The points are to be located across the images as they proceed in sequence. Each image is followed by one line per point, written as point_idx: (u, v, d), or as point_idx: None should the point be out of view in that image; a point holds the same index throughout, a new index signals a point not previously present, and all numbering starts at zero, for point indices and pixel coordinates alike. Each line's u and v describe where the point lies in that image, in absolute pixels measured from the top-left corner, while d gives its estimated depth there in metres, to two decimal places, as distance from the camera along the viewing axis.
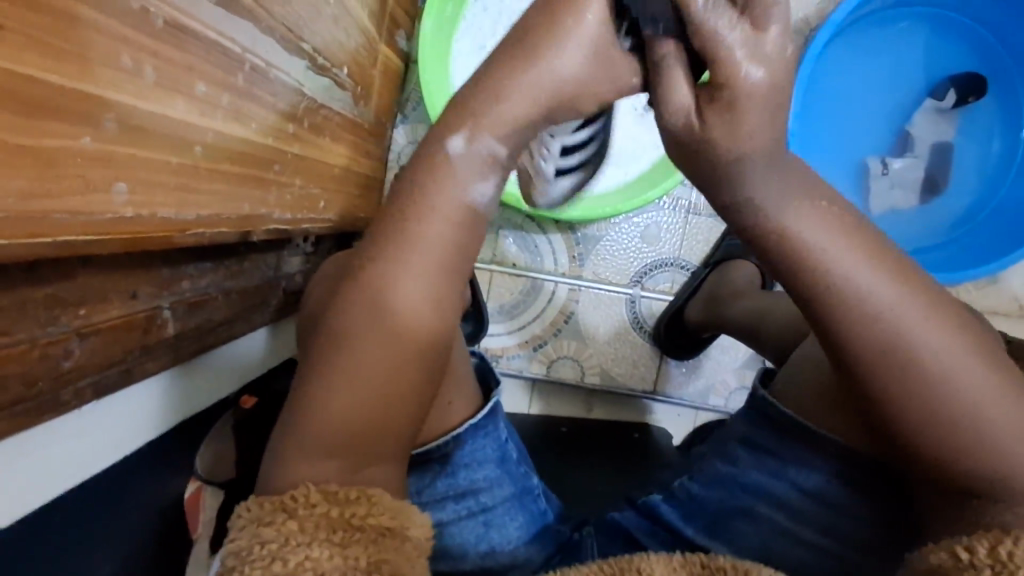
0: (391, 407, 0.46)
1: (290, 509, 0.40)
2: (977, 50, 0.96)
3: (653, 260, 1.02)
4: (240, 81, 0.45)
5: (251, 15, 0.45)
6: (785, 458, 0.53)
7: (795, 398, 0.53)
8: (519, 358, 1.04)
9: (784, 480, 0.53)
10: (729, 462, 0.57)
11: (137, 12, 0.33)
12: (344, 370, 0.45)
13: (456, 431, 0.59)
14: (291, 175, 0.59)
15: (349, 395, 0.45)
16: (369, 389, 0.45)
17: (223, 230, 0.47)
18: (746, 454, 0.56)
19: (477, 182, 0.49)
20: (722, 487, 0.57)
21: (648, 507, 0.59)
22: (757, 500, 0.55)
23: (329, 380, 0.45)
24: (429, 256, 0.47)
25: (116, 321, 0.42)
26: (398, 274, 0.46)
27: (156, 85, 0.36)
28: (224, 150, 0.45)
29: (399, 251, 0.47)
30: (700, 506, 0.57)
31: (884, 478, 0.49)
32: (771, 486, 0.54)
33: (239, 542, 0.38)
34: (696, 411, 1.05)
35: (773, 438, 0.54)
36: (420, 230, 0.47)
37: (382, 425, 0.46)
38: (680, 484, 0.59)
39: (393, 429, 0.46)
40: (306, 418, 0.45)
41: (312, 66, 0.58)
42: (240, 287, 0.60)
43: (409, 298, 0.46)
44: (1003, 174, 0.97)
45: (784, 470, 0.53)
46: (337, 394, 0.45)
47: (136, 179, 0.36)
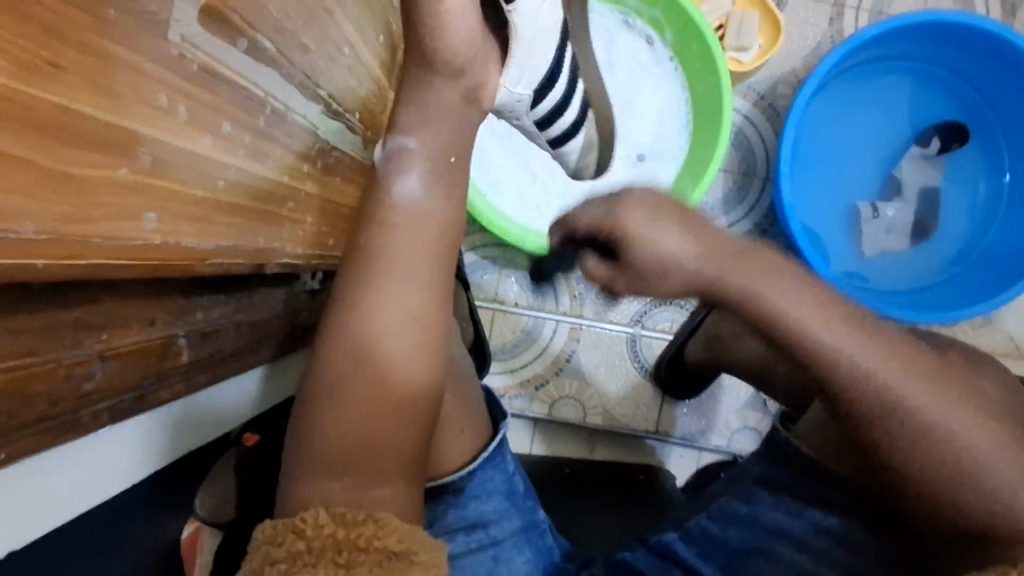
0: (384, 424, 0.53)
1: (299, 530, 0.46)
2: (959, 100, 1.01)
3: (652, 299, 1.04)
4: (261, 122, 0.49)
5: (273, 63, 0.48)
6: (803, 499, 0.59)
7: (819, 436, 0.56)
8: (521, 398, 1.05)
9: (801, 519, 0.59)
10: (745, 500, 0.62)
11: (174, 57, 0.36)
12: (339, 395, 0.53)
13: (470, 465, 0.62)
14: (304, 213, 0.62)
15: (348, 419, 0.52)
16: (362, 414, 0.53)
17: (240, 259, 0.50)
18: (766, 495, 0.61)
19: (402, 178, 0.56)
20: (745, 528, 0.61)
21: (663, 546, 0.63)
22: (781, 541, 0.59)
23: (328, 409, 0.53)
24: (394, 273, 0.55)
25: (134, 347, 0.43)
26: (370, 295, 0.54)
27: (186, 123, 0.39)
28: (244, 185, 0.48)
29: (369, 276, 0.54)
30: (719, 545, 0.61)
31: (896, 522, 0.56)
32: (790, 526, 0.59)
33: (248, 567, 0.44)
34: (699, 450, 1.05)
35: (795, 479, 0.60)
36: (383, 248, 0.55)
37: (379, 442, 0.52)
38: (696, 524, 0.63)
39: (392, 449, 0.53)
40: (313, 445, 0.52)
41: (326, 111, 0.62)
42: (250, 319, 0.62)
43: (382, 313, 0.54)
44: (991, 216, 1.00)
45: (804, 509, 0.59)
46: (336, 420, 0.52)
47: (165, 208, 0.39)
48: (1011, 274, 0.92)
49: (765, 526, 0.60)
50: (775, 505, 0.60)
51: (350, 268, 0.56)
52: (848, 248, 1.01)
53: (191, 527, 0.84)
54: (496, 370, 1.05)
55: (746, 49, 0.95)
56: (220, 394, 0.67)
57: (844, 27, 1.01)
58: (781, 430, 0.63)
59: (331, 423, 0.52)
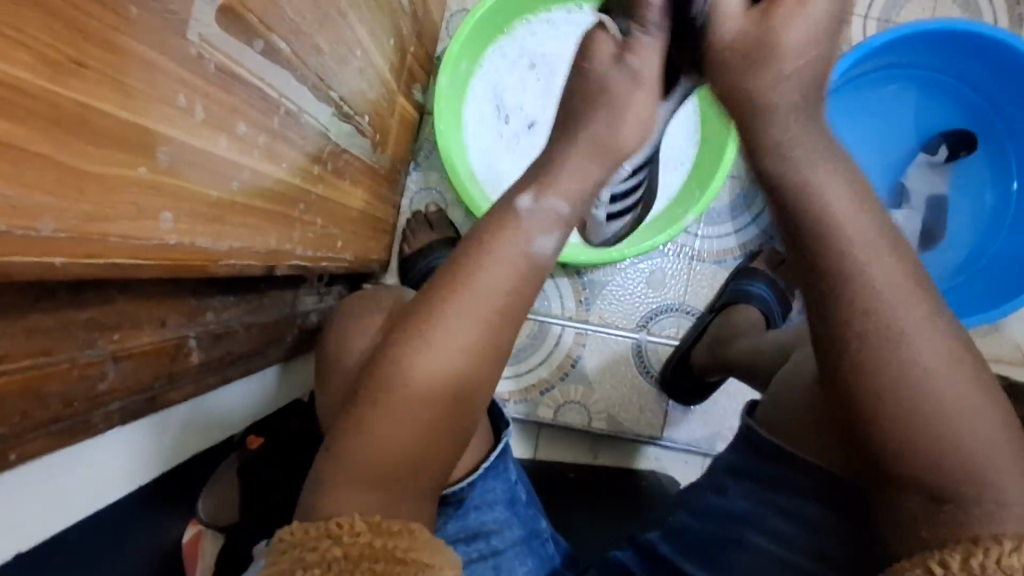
0: (427, 445, 0.52)
1: (335, 536, 0.46)
2: (966, 109, 1.01)
3: (658, 305, 1.04)
4: (275, 123, 0.48)
5: (288, 64, 0.48)
6: (773, 488, 0.57)
7: (800, 432, 0.55)
8: (526, 403, 1.04)
9: (768, 506, 0.57)
10: (719, 492, 0.60)
11: (194, 57, 0.36)
12: (388, 410, 0.50)
13: (471, 477, 0.60)
14: (314, 215, 0.62)
15: (392, 434, 0.50)
16: (408, 429, 0.51)
17: (252, 261, 0.49)
18: (735, 485, 0.59)
19: (542, 235, 0.54)
20: (717, 520, 0.59)
21: (648, 546, 0.62)
22: (753, 530, 0.57)
23: (375, 414, 0.50)
24: (473, 299, 0.52)
25: (147, 347, 0.43)
26: (443, 314, 0.51)
27: (204, 123, 0.39)
28: (258, 187, 0.48)
29: (444, 293, 0.52)
30: (694, 538, 0.60)
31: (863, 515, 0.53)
32: (759, 515, 0.57)
33: (283, 565, 0.45)
34: (704, 458, 1.04)
35: (761, 469, 0.58)
36: (470, 270, 0.52)
37: (417, 460, 0.51)
38: (678, 520, 0.62)
39: (426, 468, 0.52)
40: (353, 445, 0.50)
41: (337, 113, 0.62)
42: (260, 320, 0.61)
43: (451, 335, 0.51)
44: (999, 224, 1.00)
45: (772, 497, 0.57)
46: (381, 427, 0.50)
47: (182, 208, 0.38)
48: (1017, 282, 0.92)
49: (736, 517, 0.58)
50: (744, 493, 0.58)
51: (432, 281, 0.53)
52: None
53: (192, 531, 0.83)
54: (501, 375, 1.04)
55: None
56: (229, 394, 0.67)
57: (852, 35, 1.01)
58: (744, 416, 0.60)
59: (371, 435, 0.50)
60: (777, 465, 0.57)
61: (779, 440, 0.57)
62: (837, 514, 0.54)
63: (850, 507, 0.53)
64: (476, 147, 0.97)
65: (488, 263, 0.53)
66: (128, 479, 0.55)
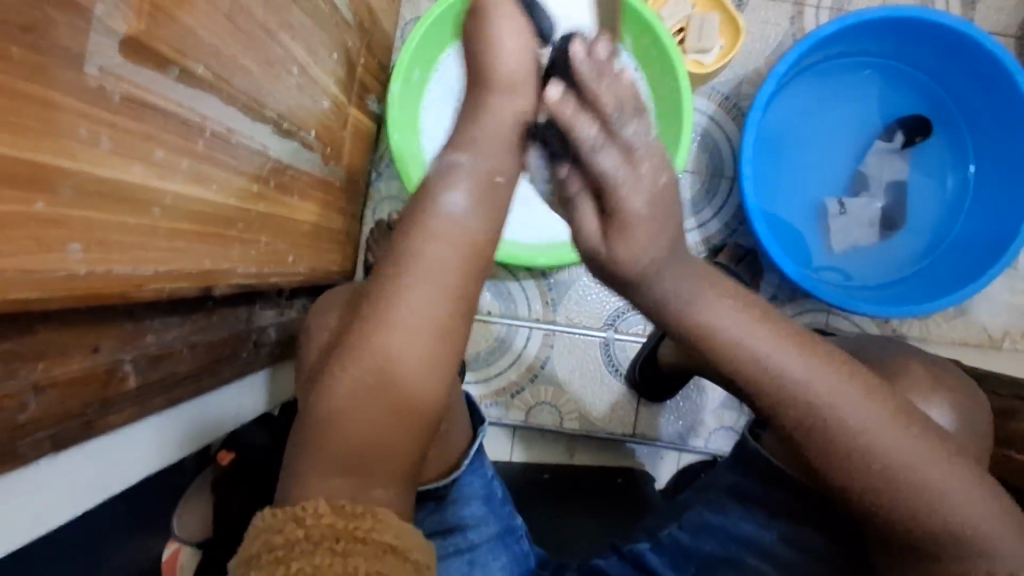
0: (392, 435, 0.48)
1: (298, 518, 0.43)
2: (922, 95, 1.02)
3: (625, 303, 1.05)
4: (200, 145, 0.49)
5: (211, 88, 0.49)
6: (769, 508, 0.58)
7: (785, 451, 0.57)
8: (498, 406, 1.05)
9: (753, 521, 0.59)
10: (719, 512, 0.61)
11: (95, 90, 0.37)
12: (349, 397, 0.48)
13: (455, 473, 0.60)
14: (256, 233, 0.62)
15: (357, 424, 0.48)
16: (370, 415, 0.48)
17: (183, 283, 0.50)
18: (735, 505, 0.60)
19: (460, 202, 0.52)
20: (716, 538, 0.60)
21: (636, 555, 0.62)
22: (746, 550, 0.59)
23: (341, 402, 0.48)
24: (436, 275, 0.50)
25: (74, 374, 0.44)
26: (406, 289, 0.49)
27: (112, 153, 0.39)
28: (184, 210, 0.49)
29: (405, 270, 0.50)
30: (688, 555, 0.60)
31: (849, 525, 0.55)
32: (758, 535, 0.58)
33: (249, 550, 0.43)
34: (680, 452, 1.05)
35: (758, 484, 0.59)
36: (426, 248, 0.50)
37: (384, 450, 0.48)
38: (669, 533, 0.63)
39: (391, 455, 0.48)
40: (321, 434, 0.48)
41: (277, 130, 0.63)
42: (208, 339, 0.62)
43: (410, 315, 0.49)
44: (960, 206, 1.00)
45: (774, 521, 0.58)
46: (345, 413, 0.48)
47: (92, 238, 0.39)
48: (979, 264, 0.92)
49: (733, 536, 0.59)
50: (746, 516, 0.59)
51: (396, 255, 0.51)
52: (817, 244, 1.02)
53: (170, 548, 0.84)
54: (472, 380, 1.05)
55: (707, 51, 0.94)
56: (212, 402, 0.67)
57: (805, 25, 1.02)
58: (751, 438, 0.61)
59: (334, 425, 0.48)
60: (768, 485, 0.58)
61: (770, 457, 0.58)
62: (827, 536, 0.56)
63: (818, 514, 0.57)
64: (433, 151, 0.97)
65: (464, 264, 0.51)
66: (111, 488, 0.53)
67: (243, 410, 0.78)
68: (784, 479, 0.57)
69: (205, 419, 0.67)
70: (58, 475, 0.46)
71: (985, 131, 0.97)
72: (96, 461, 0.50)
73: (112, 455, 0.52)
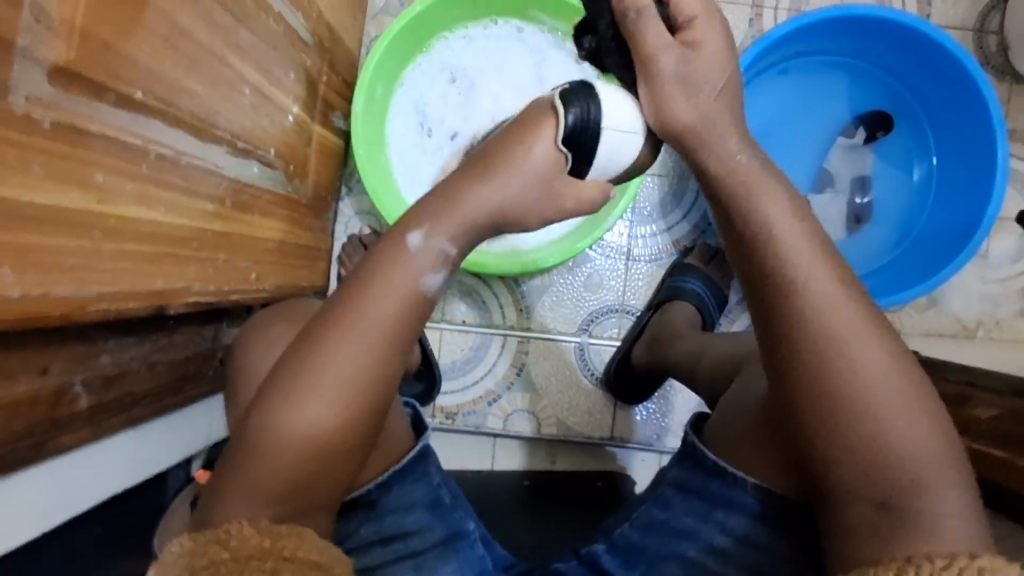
0: (341, 451, 0.50)
1: (222, 541, 0.44)
2: (882, 91, 1.03)
3: (598, 307, 1.05)
4: (144, 168, 0.50)
5: (153, 111, 0.50)
6: (711, 502, 0.58)
7: (735, 446, 0.57)
8: (475, 414, 1.06)
9: (711, 523, 0.58)
10: (662, 506, 0.61)
11: (23, 118, 0.38)
12: (285, 413, 0.49)
13: (381, 478, 0.60)
14: (213, 251, 0.63)
15: (306, 428, 0.49)
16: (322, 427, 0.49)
17: (132, 303, 0.51)
18: (677, 498, 0.60)
19: (431, 245, 0.53)
20: (659, 535, 0.60)
21: (591, 558, 0.64)
22: (691, 545, 0.58)
23: (295, 416, 0.49)
24: (391, 297, 0.51)
25: (21, 396, 0.45)
26: (369, 309, 0.50)
27: (46, 178, 0.40)
28: (130, 232, 0.50)
29: (365, 293, 0.51)
30: (638, 553, 0.61)
31: (803, 516, 0.54)
32: (700, 530, 0.58)
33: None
34: (659, 454, 1.05)
35: (698, 477, 0.59)
36: (385, 270, 0.52)
37: (332, 464, 0.50)
38: (621, 533, 0.64)
39: (337, 467, 0.51)
40: (269, 442, 0.49)
41: (231, 150, 0.64)
42: (168, 358, 0.63)
43: (369, 334, 0.50)
44: (924, 200, 1.02)
45: (711, 511, 0.58)
46: (293, 425, 0.49)
47: (26, 262, 0.40)
48: (944, 254, 0.93)
49: (676, 531, 0.59)
50: (688, 509, 0.59)
51: (348, 271, 0.52)
52: None
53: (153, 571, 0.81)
54: (448, 389, 1.06)
55: None
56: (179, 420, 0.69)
57: (764, 26, 1.03)
58: (692, 433, 0.62)
59: (269, 446, 0.49)
60: (710, 478, 0.58)
61: (718, 455, 0.58)
62: (776, 531, 0.55)
63: (775, 518, 0.55)
64: (401, 164, 0.98)
65: (409, 271, 0.52)
66: (68, 510, 0.53)
67: (207, 438, 0.78)
68: (722, 472, 0.57)
69: (172, 439, 0.68)
70: (10, 496, 0.46)
71: (943, 125, 0.98)
72: (58, 481, 0.51)
73: (71, 475, 0.52)
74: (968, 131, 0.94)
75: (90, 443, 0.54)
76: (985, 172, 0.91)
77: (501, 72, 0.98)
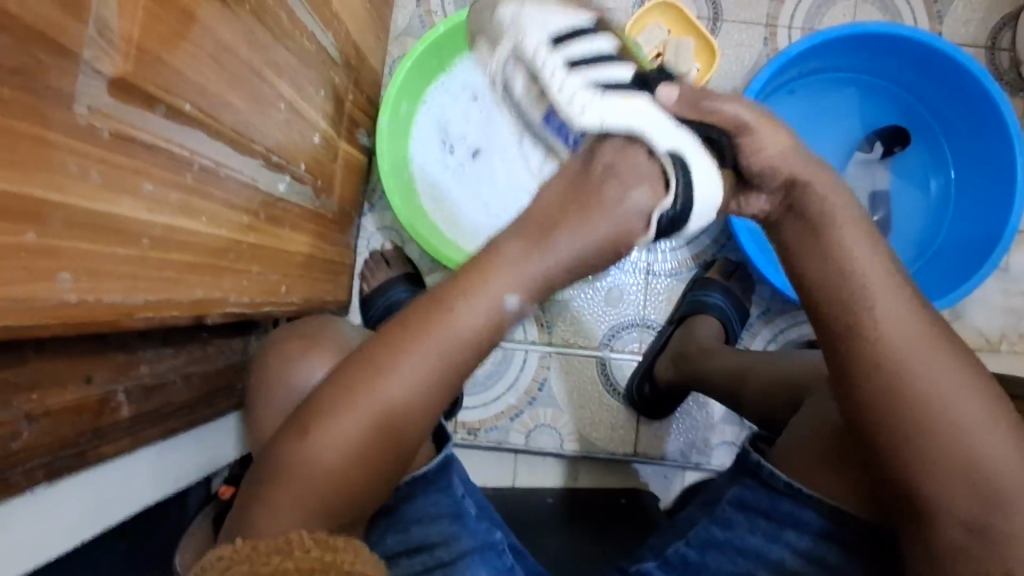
0: (376, 471, 0.52)
1: (285, 550, 0.44)
2: (897, 106, 1.04)
3: (619, 322, 1.05)
4: (189, 179, 0.51)
5: (198, 123, 0.51)
6: (779, 521, 0.57)
7: (796, 460, 0.57)
8: (497, 430, 1.05)
9: (779, 542, 0.57)
10: (723, 526, 0.61)
11: (82, 126, 0.39)
12: (339, 418, 0.51)
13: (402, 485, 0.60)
14: (248, 263, 0.64)
15: (341, 447, 0.51)
16: (354, 447, 0.51)
17: (174, 312, 0.52)
18: (737, 516, 0.60)
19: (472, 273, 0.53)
20: (722, 554, 0.60)
21: (642, 574, 0.64)
22: (757, 564, 0.58)
23: (333, 433, 0.51)
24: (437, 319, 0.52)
25: (68, 403, 0.45)
26: (410, 334, 0.52)
27: (101, 185, 0.41)
28: (174, 241, 0.50)
29: (426, 314, 0.53)
30: (693, 570, 0.61)
31: (881, 542, 0.54)
32: (768, 549, 0.58)
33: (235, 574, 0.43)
34: (684, 471, 1.04)
35: (763, 500, 0.58)
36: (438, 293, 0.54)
37: (367, 479, 0.52)
38: (676, 550, 0.63)
39: (368, 484, 0.52)
40: (307, 457, 0.51)
41: (265, 164, 0.65)
42: (202, 369, 0.63)
43: (407, 368, 0.52)
44: (944, 211, 1.02)
45: (781, 532, 0.57)
46: (331, 445, 0.51)
47: (81, 267, 0.41)
48: (968, 265, 0.93)
49: (740, 550, 0.59)
50: (751, 530, 0.59)
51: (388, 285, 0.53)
52: None
53: None
54: (470, 405, 1.05)
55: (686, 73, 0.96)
56: (206, 435, 0.69)
57: (778, 45, 1.04)
58: (752, 449, 0.61)
59: (323, 445, 0.51)
60: (779, 497, 0.57)
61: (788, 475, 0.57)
62: (846, 551, 0.55)
63: (849, 535, 0.55)
64: (423, 180, 1.00)
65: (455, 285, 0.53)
66: (103, 521, 0.53)
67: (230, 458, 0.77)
68: (791, 490, 0.56)
69: (200, 455, 0.68)
70: (56, 503, 0.46)
71: (961, 138, 0.99)
72: (95, 493, 0.51)
73: (108, 486, 0.52)
74: (988, 143, 0.94)
75: (128, 454, 0.54)
76: (1006, 182, 0.91)
77: None
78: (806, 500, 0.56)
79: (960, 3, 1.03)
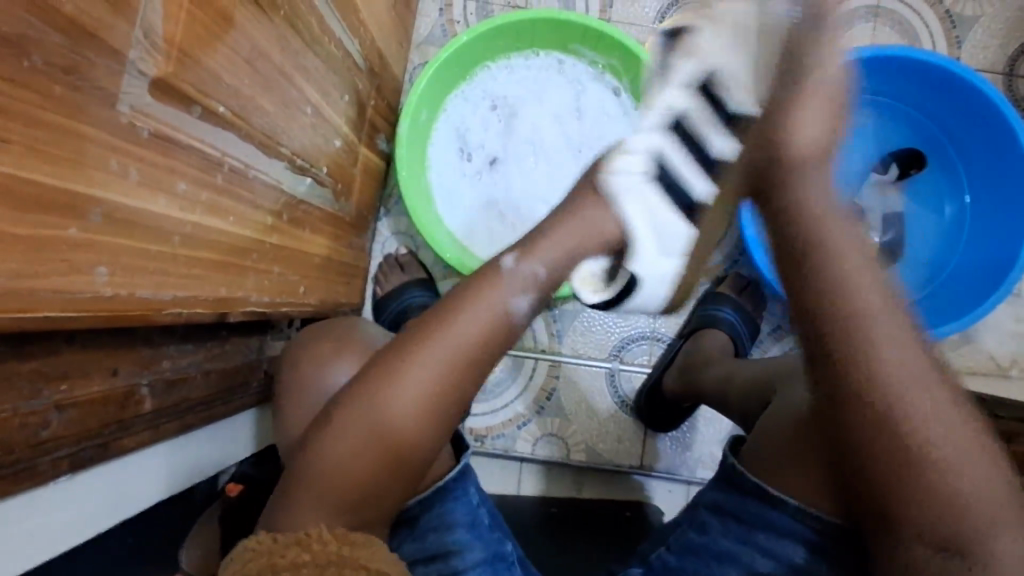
0: (379, 472, 0.54)
1: (303, 543, 0.46)
2: (914, 128, 1.04)
3: (629, 334, 1.06)
4: (219, 179, 0.52)
5: (230, 125, 0.52)
6: (752, 525, 0.58)
7: (773, 464, 0.58)
8: (504, 437, 1.05)
9: (753, 546, 0.58)
10: (700, 530, 0.62)
11: (125, 126, 0.40)
12: (344, 421, 0.54)
13: (422, 494, 0.61)
14: (270, 263, 0.65)
15: (345, 446, 0.54)
16: (359, 446, 0.54)
17: (200, 309, 0.53)
18: (713, 521, 0.61)
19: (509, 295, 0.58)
20: (699, 558, 0.61)
21: None
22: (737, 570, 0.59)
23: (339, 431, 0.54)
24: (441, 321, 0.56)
25: (94, 395, 0.46)
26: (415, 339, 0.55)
27: (139, 184, 0.42)
28: (202, 240, 0.51)
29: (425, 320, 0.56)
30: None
31: (856, 549, 0.54)
32: (746, 556, 0.58)
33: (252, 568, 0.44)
34: (687, 485, 1.04)
35: (738, 506, 0.59)
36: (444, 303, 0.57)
37: (371, 482, 0.54)
38: (658, 556, 0.64)
39: (372, 486, 0.54)
40: (318, 457, 0.54)
41: (290, 166, 0.66)
42: (220, 367, 0.64)
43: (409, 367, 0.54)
44: (958, 234, 1.02)
45: (751, 535, 0.58)
46: (338, 443, 0.54)
47: (117, 262, 0.42)
48: (980, 290, 0.93)
49: (716, 555, 0.60)
50: (726, 533, 0.60)
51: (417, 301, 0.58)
52: None
53: None
54: (476, 411, 1.06)
55: None
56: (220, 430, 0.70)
57: None
58: (728, 453, 0.62)
59: (344, 432, 0.54)
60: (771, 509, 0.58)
61: (756, 475, 0.58)
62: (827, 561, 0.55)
63: (828, 545, 0.55)
64: (442, 187, 1.01)
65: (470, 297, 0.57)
66: (119, 512, 0.54)
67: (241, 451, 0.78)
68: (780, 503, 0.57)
69: (213, 450, 0.69)
70: (80, 493, 0.47)
71: (978, 162, 0.99)
72: (115, 484, 0.52)
73: (127, 478, 0.53)
74: (1004, 167, 0.94)
75: (148, 448, 0.55)
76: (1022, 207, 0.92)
77: (543, 102, 1.02)
78: (788, 508, 0.56)
79: (980, 28, 1.03)
